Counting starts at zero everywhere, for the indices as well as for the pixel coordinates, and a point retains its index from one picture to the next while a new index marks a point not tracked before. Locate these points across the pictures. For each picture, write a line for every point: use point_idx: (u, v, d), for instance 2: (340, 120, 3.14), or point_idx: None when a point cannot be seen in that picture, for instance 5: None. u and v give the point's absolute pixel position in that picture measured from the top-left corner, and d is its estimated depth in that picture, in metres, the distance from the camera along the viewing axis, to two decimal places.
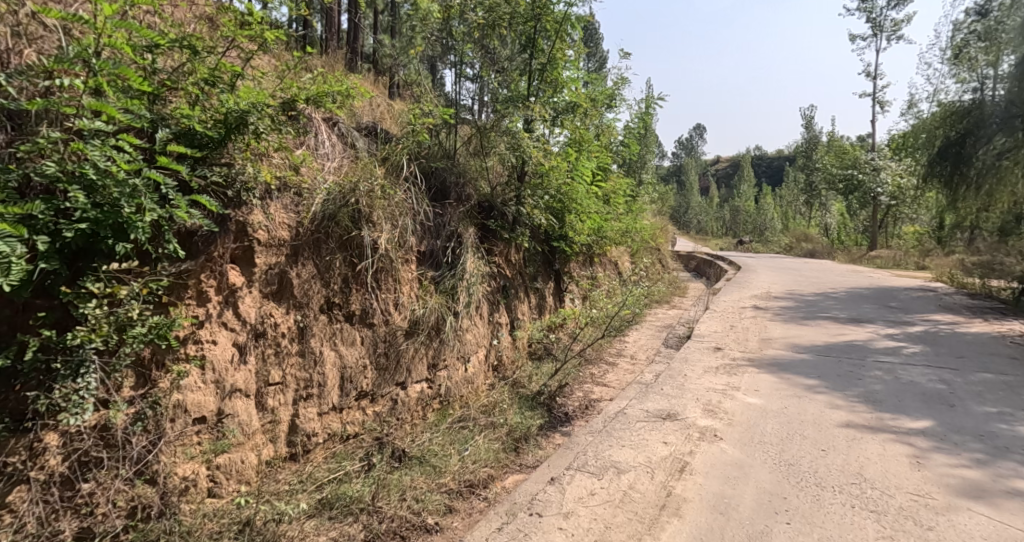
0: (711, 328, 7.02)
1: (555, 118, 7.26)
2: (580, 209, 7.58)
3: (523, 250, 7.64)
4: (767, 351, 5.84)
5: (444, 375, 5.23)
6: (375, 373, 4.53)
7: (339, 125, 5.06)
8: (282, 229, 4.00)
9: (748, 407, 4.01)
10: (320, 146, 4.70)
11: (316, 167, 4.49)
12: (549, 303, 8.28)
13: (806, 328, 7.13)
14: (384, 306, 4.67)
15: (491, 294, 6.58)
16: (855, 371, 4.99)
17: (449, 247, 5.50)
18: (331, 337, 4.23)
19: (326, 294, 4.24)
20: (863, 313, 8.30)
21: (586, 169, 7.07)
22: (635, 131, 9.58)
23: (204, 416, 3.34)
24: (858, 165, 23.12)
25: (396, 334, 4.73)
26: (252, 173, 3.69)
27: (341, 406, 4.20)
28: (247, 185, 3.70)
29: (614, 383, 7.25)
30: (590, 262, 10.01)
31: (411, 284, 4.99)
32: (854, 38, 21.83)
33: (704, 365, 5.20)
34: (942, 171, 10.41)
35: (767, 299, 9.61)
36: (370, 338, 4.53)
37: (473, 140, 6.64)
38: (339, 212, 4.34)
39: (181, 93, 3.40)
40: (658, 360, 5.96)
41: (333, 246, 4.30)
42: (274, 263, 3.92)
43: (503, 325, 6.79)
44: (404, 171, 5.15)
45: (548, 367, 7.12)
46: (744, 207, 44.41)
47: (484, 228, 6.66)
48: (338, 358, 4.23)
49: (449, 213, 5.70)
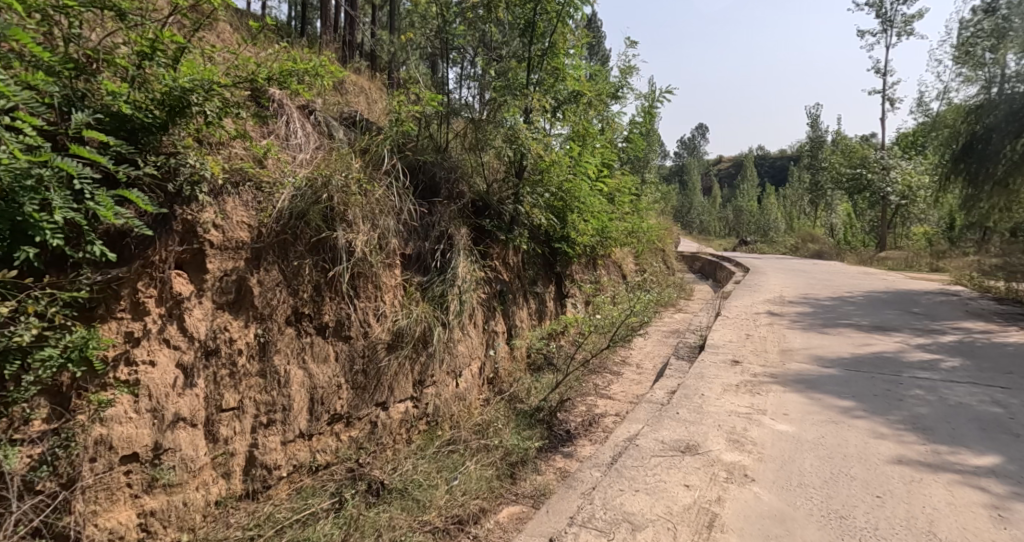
0: (725, 337, 6.49)
1: (556, 109, 6.67)
2: (583, 208, 7.05)
3: (521, 252, 7.13)
4: (790, 365, 5.31)
5: (431, 392, 4.70)
6: (351, 392, 4.00)
7: (316, 115, 4.56)
8: (241, 229, 3.47)
9: (779, 436, 3.47)
10: (291, 136, 4.20)
11: (284, 159, 3.98)
12: (549, 309, 7.77)
13: (828, 337, 6.59)
14: (363, 316, 4.14)
15: (486, 300, 6.06)
16: (893, 389, 4.45)
17: (438, 249, 4.97)
18: (300, 353, 3.70)
19: (295, 304, 3.71)
20: (887, 320, 7.75)
21: (591, 164, 6.44)
22: (642, 126, 9.02)
23: (136, 452, 2.82)
24: (867, 163, 22.53)
25: (377, 348, 4.20)
26: (198, 164, 3.11)
27: (310, 432, 3.67)
28: (194, 178, 3.14)
29: (619, 395, 6.74)
30: (593, 265, 9.49)
31: (394, 292, 4.46)
32: (863, 34, 21.19)
33: (722, 381, 4.67)
34: (967, 168, 9.77)
35: (782, 304, 9.07)
36: (346, 353, 4.00)
37: (468, 134, 6.19)
38: (309, 209, 3.81)
39: (106, 66, 2.82)
40: (669, 374, 5.44)
41: (302, 249, 3.77)
42: (230, 269, 3.40)
43: (500, 334, 6.28)
44: (386, 163, 4.57)
45: (548, 379, 6.62)
46: (748, 207, 43.89)
47: (479, 229, 6.14)
48: (307, 378, 3.70)
49: (439, 211, 5.15)
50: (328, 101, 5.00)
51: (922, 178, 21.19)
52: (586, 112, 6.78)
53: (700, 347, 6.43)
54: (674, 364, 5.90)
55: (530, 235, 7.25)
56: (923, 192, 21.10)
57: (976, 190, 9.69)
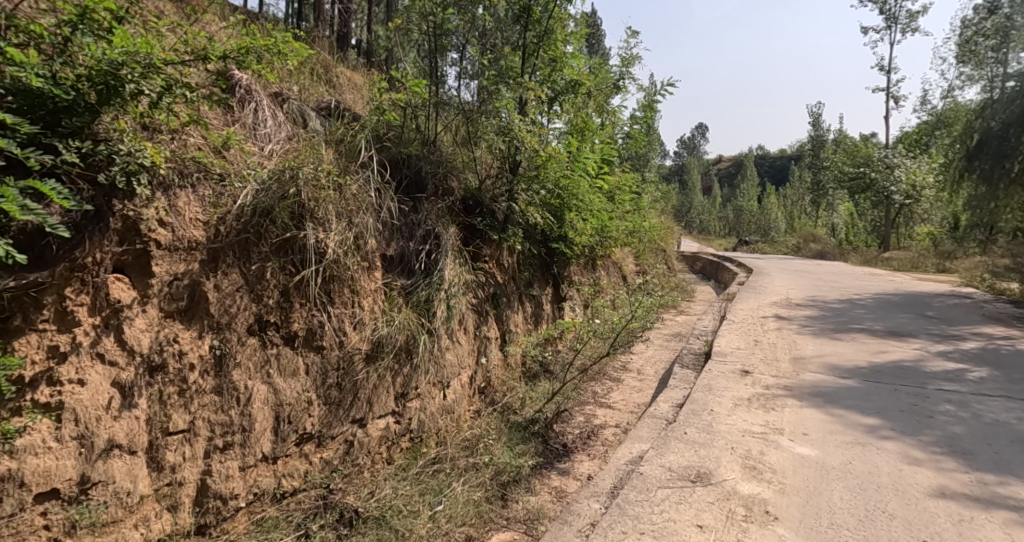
0: (732, 343, 6.11)
1: (553, 100, 6.26)
2: (582, 206, 6.67)
3: (516, 252, 6.76)
4: (804, 375, 4.94)
5: (416, 406, 4.32)
6: (323, 409, 3.60)
7: (289, 103, 4.17)
8: (195, 227, 3.08)
9: (802, 461, 3.10)
10: (259, 125, 3.81)
11: (248, 149, 3.58)
12: (546, 312, 7.41)
13: (842, 343, 6.20)
14: (339, 324, 3.75)
15: (478, 305, 5.68)
16: (920, 404, 4.06)
17: (423, 250, 4.57)
18: (263, 366, 3.31)
19: (258, 311, 3.32)
20: (901, 325, 7.37)
21: (590, 159, 6.10)
22: (644, 121, 8.60)
23: (56, 487, 2.49)
24: (871, 162, 22.11)
25: (354, 359, 3.81)
26: (134, 152, 2.76)
27: (275, 455, 3.28)
28: (129, 168, 2.77)
29: (620, 405, 6.38)
30: (593, 266, 9.12)
31: (374, 297, 4.08)
32: (868, 31, 20.77)
33: (733, 394, 4.29)
34: (981, 166, 9.36)
35: (789, 307, 8.70)
36: (318, 366, 3.61)
37: (461, 128, 5.85)
38: (275, 206, 3.42)
39: (15, 32, 2.47)
40: (674, 386, 5.06)
41: (267, 250, 3.37)
42: (181, 272, 3.01)
43: (493, 340, 5.91)
44: (364, 155, 4.15)
45: (544, 388, 6.26)
46: (748, 207, 43.56)
47: (470, 229, 5.77)
48: (272, 394, 3.31)
49: (425, 209, 4.76)
50: (304, 89, 4.61)
51: (926, 177, 20.79)
52: (584, 104, 6.38)
53: (706, 354, 6.06)
54: (678, 373, 5.52)
55: (526, 235, 6.87)
56: (927, 191, 20.72)
57: (991, 189, 9.30)
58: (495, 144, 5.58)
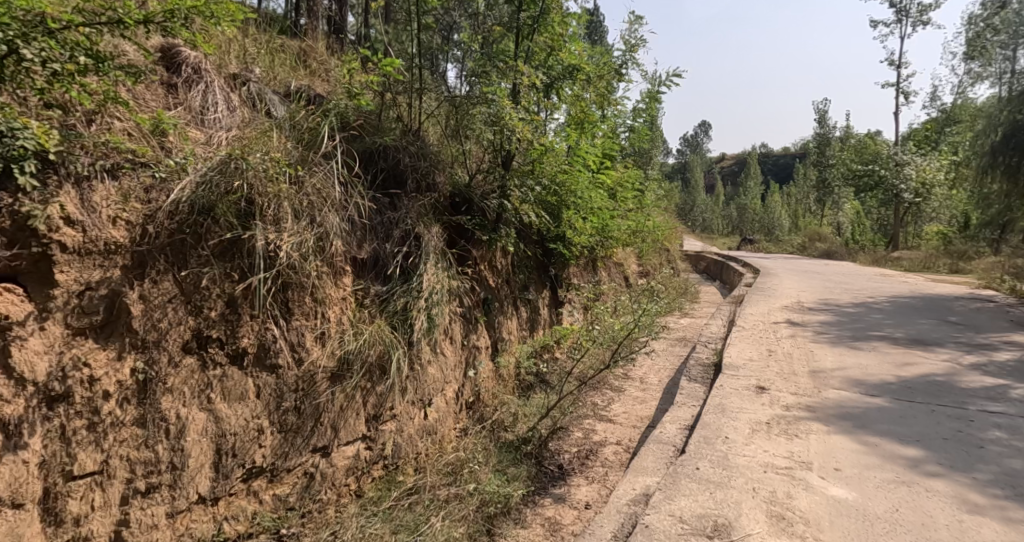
0: (744, 353, 5.62)
1: (549, 86, 5.60)
2: (580, 203, 6.19)
3: (510, 254, 6.28)
4: (826, 392, 4.44)
5: (390, 428, 3.84)
6: (278, 438, 3.11)
7: (248, 87, 3.70)
8: (113, 227, 2.60)
9: (838, 507, 2.62)
10: (208, 109, 3.32)
11: (189, 135, 3.09)
12: (542, 317, 6.94)
13: (863, 354, 5.69)
14: (298, 338, 3.27)
15: (467, 311, 5.20)
16: (965, 430, 3.56)
17: (400, 253, 4.07)
18: (202, 390, 2.82)
19: (197, 326, 2.83)
20: (924, 332, 6.85)
21: (591, 153, 5.76)
22: (648, 114, 8.07)
23: None
24: (879, 159, 21.49)
25: (316, 378, 3.33)
26: (18, 130, 2.33)
27: (215, 496, 2.79)
28: (16, 151, 2.34)
29: (621, 419, 5.92)
30: (593, 267, 8.65)
31: (340, 307, 3.59)
32: (878, 24, 20.12)
33: (749, 417, 3.81)
34: (1007, 162, 8.78)
35: (801, 312, 8.19)
36: (272, 387, 3.12)
37: (450, 120, 5.38)
38: (218, 202, 2.92)
39: None
40: (681, 405, 4.58)
41: (208, 253, 2.87)
42: (96, 282, 2.54)
43: (483, 349, 5.46)
44: (325, 144, 3.55)
45: (539, 400, 5.79)
46: (751, 206, 43.09)
47: (457, 228, 5.27)
48: (212, 423, 2.82)
49: (404, 206, 4.24)
50: (270, 73, 4.12)
51: (937, 174, 20.20)
52: (583, 92, 5.85)
53: (715, 365, 5.57)
54: (685, 387, 5.04)
55: (520, 235, 6.39)
56: (937, 189, 20.14)
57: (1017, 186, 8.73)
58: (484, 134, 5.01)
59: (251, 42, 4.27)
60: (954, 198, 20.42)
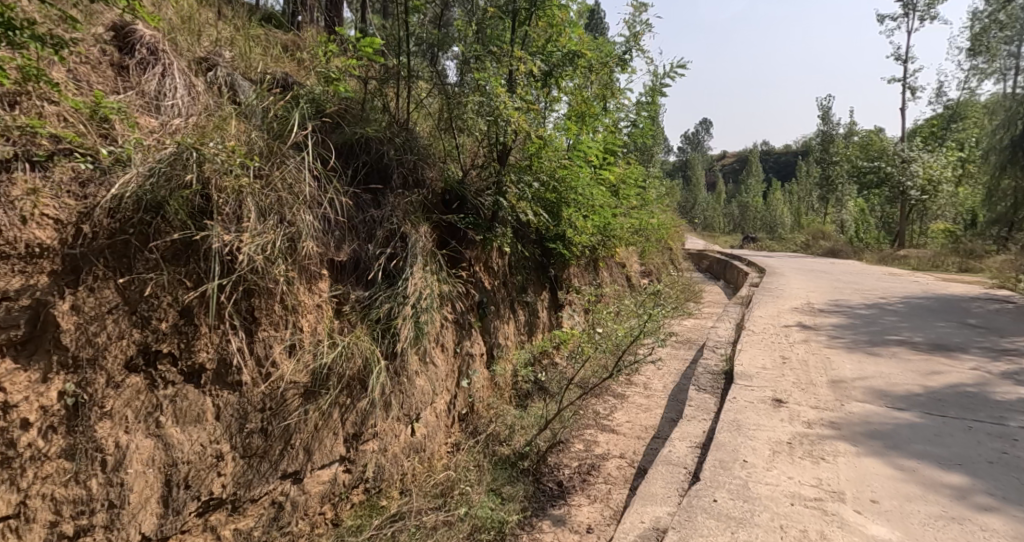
0: (756, 360, 5.27)
1: (548, 75, 5.05)
2: (580, 201, 5.83)
3: (507, 255, 5.92)
4: (850, 405, 4.09)
5: (372, 448, 3.49)
6: (241, 464, 2.75)
7: (217, 74, 3.30)
8: (37, 227, 2.25)
9: None
10: (165, 94, 2.94)
11: (137, 123, 2.73)
12: (540, 321, 6.59)
13: (883, 361, 5.34)
14: (266, 350, 2.92)
15: (459, 316, 4.84)
16: (1010, 451, 3.21)
17: (385, 255, 3.70)
18: (150, 413, 2.46)
19: (143, 339, 2.47)
20: (944, 335, 6.49)
21: (593, 147, 5.35)
22: (653, 106, 7.67)
23: None
24: (885, 156, 20.98)
25: (286, 395, 2.98)
26: None
27: (163, 535, 2.45)
28: None
29: (625, 429, 5.56)
30: (594, 267, 8.29)
31: (315, 315, 3.24)
32: (885, 18, 19.68)
33: (768, 435, 3.46)
34: None
35: (812, 314, 7.83)
36: (235, 407, 2.77)
37: (442, 113, 5.01)
38: (169, 198, 2.57)
39: None
40: (691, 420, 4.23)
41: (156, 255, 2.52)
42: (16, 291, 2.19)
43: (477, 357, 5.12)
44: (295, 136, 3.18)
45: (537, 410, 5.45)
46: (752, 203, 42.68)
47: (449, 228, 4.91)
48: (161, 450, 2.46)
49: (389, 203, 3.89)
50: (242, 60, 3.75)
51: (944, 171, 19.73)
52: (584, 82, 5.50)
53: (726, 374, 5.21)
54: (695, 398, 4.69)
55: (517, 235, 6.03)
56: (944, 186, 19.70)
57: None
58: (477, 126, 4.62)
59: (222, 25, 3.90)
60: (961, 195, 19.99)
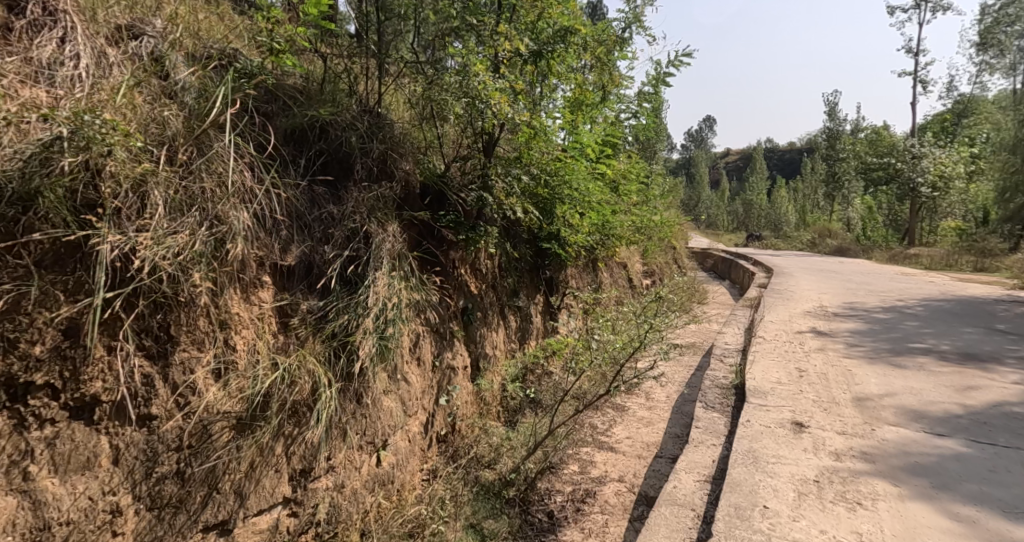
0: (770, 374, 4.74)
1: (538, 54, 4.46)
2: (576, 196, 5.30)
3: (495, 257, 5.39)
4: (882, 428, 3.57)
5: (325, 485, 2.98)
6: (146, 519, 2.25)
7: (140, 42, 2.74)
8: None
9: None
10: (62, 62, 2.41)
11: (14, 94, 2.22)
12: (533, 327, 6.06)
13: (912, 374, 4.81)
14: (185, 376, 2.40)
15: (438, 326, 4.32)
16: None
17: (341, 257, 3.18)
18: (15, 462, 1.98)
19: (7, 369, 1.99)
20: (974, 343, 5.94)
21: (590, 138, 4.92)
22: (657, 96, 7.11)
23: None
24: (895, 152, 20.23)
25: (211, 429, 2.46)
26: None
27: None
28: None
29: (624, 447, 5.03)
30: (593, 268, 7.75)
31: (252, 330, 2.72)
32: (896, 9, 18.98)
33: (791, 471, 2.94)
34: None
35: (826, 319, 7.28)
36: (141, 448, 2.25)
37: (420, 100, 4.30)
38: (43, 188, 2.07)
39: None
40: (699, 445, 3.70)
41: (26, 261, 2.04)
42: None
43: (460, 370, 4.60)
44: (221, 116, 2.61)
45: (527, 426, 4.93)
46: (757, 201, 42.00)
47: (427, 228, 4.40)
48: (30, 510, 1.98)
49: (351, 198, 3.37)
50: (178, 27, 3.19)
51: (955, 167, 18.99)
52: (580, 65, 4.96)
53: (737, 388, 4.69)
54: (703, 418, 4.16)
55: (507, 233, 5.50)
56: (956, 182, 19.01)
57: None
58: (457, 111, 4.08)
59: None
60: (974, 191, 19.32)
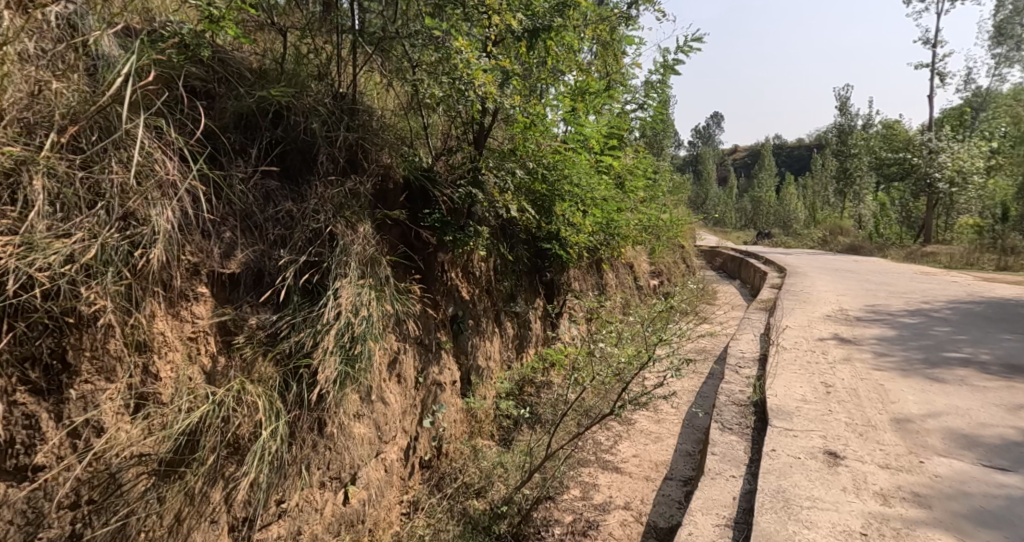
0: (795, 389, 4.25)
1: (533, 32, 3.93)
2: (578, 193, 4.79)
3: (490, 260, 4.92)
4: (933, 459, 3.08)
5: (277, 535, 2.51)
6: None
7: (51, 4, 2.21)
8: None
9: None
10: None
11: None
12: (531, 334, 5.59)
13: (953, 389, 4.30)
14: (86, 413, 1.94)
15: (421, 337, 3.86)
16: None
17: (296, 262, 2.70)
18: None
19: None
20: (1016, 352, 5.39)
21: (593, 128, 4.42)
22: (665, 85, 6.60)
23: None
24: (911, 146, 19.45)
25: (120, 479, 2.01)
26: None
27: None
28: None
29: (631, 467, 4.54)
30: (597, 270, 7.27)
31: (180, 354, 2.25)
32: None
33: (829, 521, 2.49)
34: None
35: (849, 324, 6.75)
36: (19, 508, 1.81)
37: (404, 88, 3.92)
38: None
39: None
40: (716, 476, 3.23)
41: None
42: None
43: (447, 386, 4.13)
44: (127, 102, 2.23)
45: (523, 445, 4.46)
46: (765, 198, 41.26)
47: (410, 227, 3.94)
48: None
49: (314, 196, 2.90)
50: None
51: (974, 162, 18.21)
52: (580, 47, 4.46)
53: (757, 406, 4.20)
54: (721, 441, 3.68)
55: (502, 234, 5.04)
56: (974, 176, 18.16)
57: None
58: (440, 94, 3.63)
59: None
60: (994, 188, 18.58)
